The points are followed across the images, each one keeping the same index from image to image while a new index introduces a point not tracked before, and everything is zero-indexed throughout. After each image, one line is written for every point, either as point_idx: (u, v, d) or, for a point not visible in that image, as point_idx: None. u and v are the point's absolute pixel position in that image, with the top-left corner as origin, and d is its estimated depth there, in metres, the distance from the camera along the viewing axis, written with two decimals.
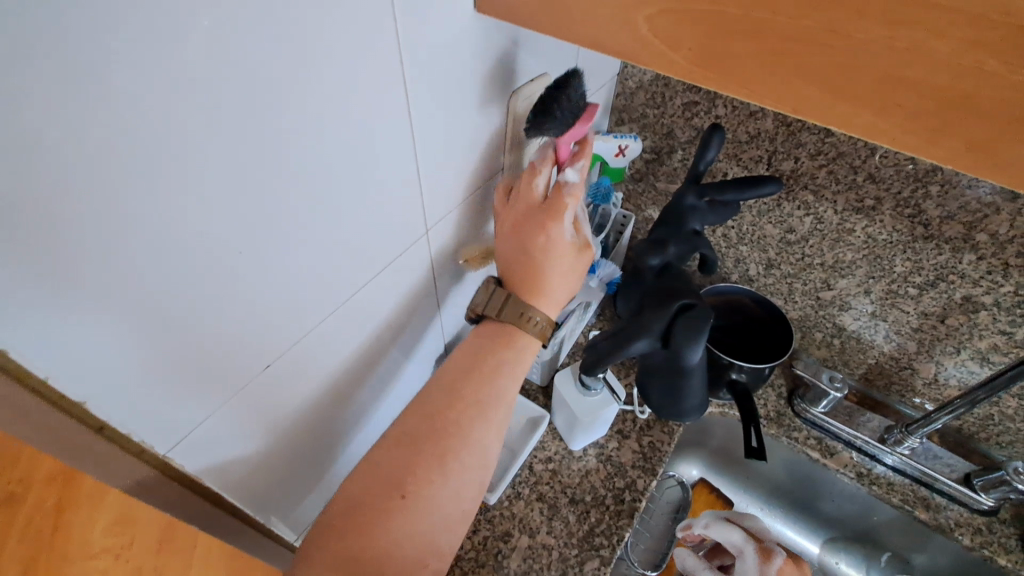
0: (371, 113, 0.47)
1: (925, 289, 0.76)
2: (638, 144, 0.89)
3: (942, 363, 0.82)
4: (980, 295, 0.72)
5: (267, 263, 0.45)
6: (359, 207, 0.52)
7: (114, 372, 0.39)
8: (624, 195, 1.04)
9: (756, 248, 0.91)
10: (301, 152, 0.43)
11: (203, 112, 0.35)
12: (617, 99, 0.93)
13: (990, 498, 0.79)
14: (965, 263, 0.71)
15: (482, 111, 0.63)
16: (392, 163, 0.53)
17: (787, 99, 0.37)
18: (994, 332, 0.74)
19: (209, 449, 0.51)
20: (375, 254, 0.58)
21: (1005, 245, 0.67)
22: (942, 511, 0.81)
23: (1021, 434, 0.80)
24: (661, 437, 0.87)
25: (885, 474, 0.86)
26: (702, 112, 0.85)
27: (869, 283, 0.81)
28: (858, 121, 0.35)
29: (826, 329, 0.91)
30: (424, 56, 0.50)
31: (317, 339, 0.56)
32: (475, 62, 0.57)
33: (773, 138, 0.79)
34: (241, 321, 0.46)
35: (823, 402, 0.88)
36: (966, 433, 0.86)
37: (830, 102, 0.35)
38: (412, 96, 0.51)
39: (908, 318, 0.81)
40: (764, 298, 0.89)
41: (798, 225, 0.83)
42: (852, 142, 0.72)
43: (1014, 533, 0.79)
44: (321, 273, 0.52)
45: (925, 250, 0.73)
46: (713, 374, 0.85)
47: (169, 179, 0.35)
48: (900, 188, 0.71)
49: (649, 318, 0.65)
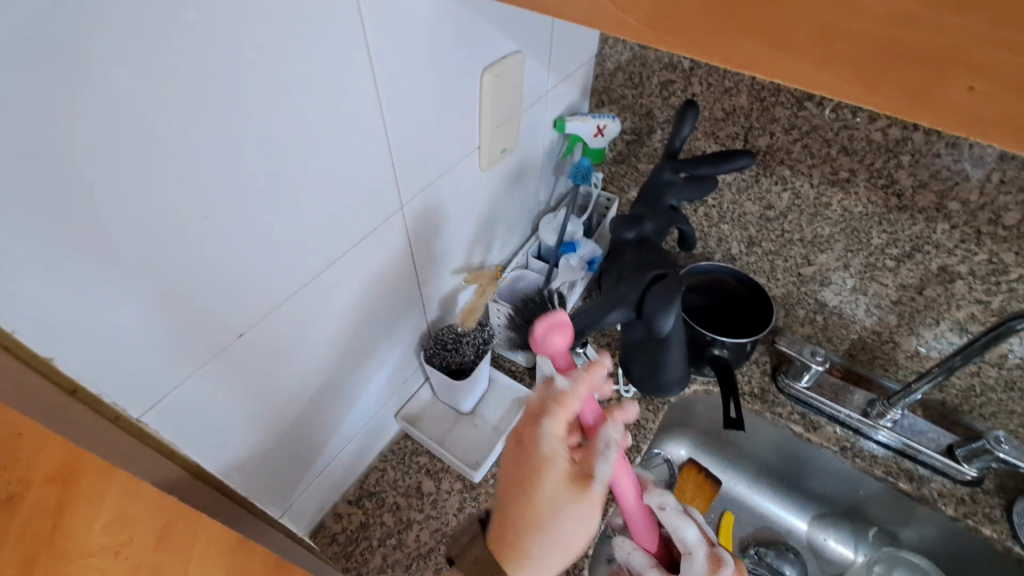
0: (340, 84, 0.49)
1: (902, 260, 0.79)
2: (616, 123, 0.92)
3: (922, 335, 0.83)
4: (955, 264, 0.74)
5: (236, 233, 0.46)
6: (330, 179, 0.53)
7: (85, 337, 0.39)
8: (606, 177, 1.05)
9: (737, 226, 0.93)
10: (268, 121, 0.44)
11: (161, 78, 0.36)
12: (596, 81, 0.95)
13: (973, 468, 0.80)
14: (939, 232, 0.73)
15: (457, 89, 0.64)
16: (365, 136, 0.54)
17: (739, 58, 0.32)
18: (971, 301, 0.76)
19: (194, 418, 0.51)
20: (350, 227, 0.58)
21: (976, 212, 0.69)
22: (926, 482, 0.81)
23: (1003, 404, 0.81)
24: (645, 414, 0.88)
25: (869, 448, 0.85)
26: (678, 90, 0.86)
27: (848, 257, 0.84)
28: (819, 81, 0.30)
29: (808, 306, 0.93)
30: (394, 30, 0.51)
31: (297, 312, 0.56)
32: (447, 39, 0.59)
33: (748, 113, 0.81)
34: (213, 290, 0.46)
35: (806, 375, 0.89)
36: (951, 406, 0.86)
37: (789, 61, 0.30)
38: (380, 69, 0.52)
39: (887, 290, 0.83)
40: (745, 276, 0.91)
41: (776, 201, 0.86)
42: (825, 116, 0.74)
43: (998, 503, 0.79)
44: (299, 244, 0.52)
45: (900, 221, 0.76)
46: (695, 352, 0.84)
47: (127, 144, 0.36)
48: (873, 159, 0.74)
49: (625, 288, 0.67)
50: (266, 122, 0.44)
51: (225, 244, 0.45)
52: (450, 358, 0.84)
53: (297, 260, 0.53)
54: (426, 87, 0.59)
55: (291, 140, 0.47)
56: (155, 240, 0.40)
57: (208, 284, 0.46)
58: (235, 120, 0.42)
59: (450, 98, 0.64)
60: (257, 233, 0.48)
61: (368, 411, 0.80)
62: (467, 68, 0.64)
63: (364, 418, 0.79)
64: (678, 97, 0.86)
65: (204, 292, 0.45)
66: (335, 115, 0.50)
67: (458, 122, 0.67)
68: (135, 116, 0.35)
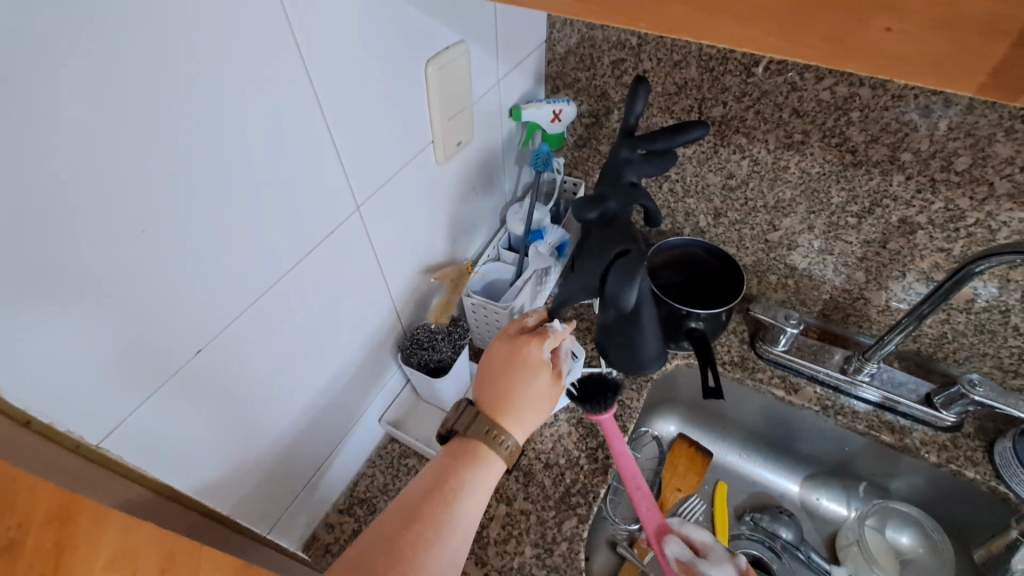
0: (274, 84, 0.48)
1: (863, 216, 0.80)
2: (572, 107, 0.91)
3: (892, 289, 0.85)
4: (915, 215, 0.76)
5: (178, 247, 0.45)
6: (274, 184, 0.52)
7: (22, 363, 0.38)
8: (570, 162, 1.05)
9: (702, 199, 0.94)
10: (200, 128, 0.43)
11: (76, 88, 0.35)
12: (549, 66, 0.95)
13: (951, 413, 0.81)
14: (895, 184, 0.74)
15: (402, 84, 0.64)
16: (308, 138, 0.54)
17: (659, 21, 0.37)
18: (933, 251, 0.77)
19: (155, 441, 0.50)
20: (303, 232, 0.57)
21: (928, 161, 0.70)
22: (908, 432, 0.83)
23: (976, 348, 0.83)
24: (629, 394, 0.89)
25: (850, 404, 0.87)
26: (630, 69, 0.86)
27: (811, 218, 0.84)
28: (725, 31, 0.35)
29: (779, 271, 0.94)
30: (325, 29, 0.51)
31: (258, 323, 0.56)
32: (384, 34, 0.58)
33: (700, 84, 0.81)
34: (159, 308, 0.46)
35: (782, 340, 0.90)
36: (925, 354, 0.88)
37: (698, 16, 0.35)
38: (316, 70, 0.52)
39: (852, 248, 0.84)
40: (714, 247, 0.92)
41: (736, 169, 0.86)
42: (773, 80, 0.75)
43: (979, 445, 0.81)
44: (248, 253, 0.52)
45: (857, 177, 0.77)
46: (672, 326, 0.84)
47: (44, 159, 0.35)
48: (824, 119, 0.74)
49: (589, 267, 0.67)
50: (201, 132, 0.44)
51: (177, 261, 0.45)
52: (427, 357, 0.83)
53: (255, 269, 0.53)
54: (368, 84, 0.59)
55: (228, 146, 0.46)
56: (104, 263, 0.40)
57: (152, 300, 0.45)
58: (172, 133, 0.41)
59: (397, 93, 0.64)
60: (210, 246, 0.48)
61: (349, 417, 0.79)
62: (410, 62, 0.64)
63: (346, 425, 0.79)
64: (630, 75, 0.87)
65: (160, 312, 0.46)
66: (272, 121, 0.49)
67: (409, 117, 0.67)
68: (48, 128, 0.35)
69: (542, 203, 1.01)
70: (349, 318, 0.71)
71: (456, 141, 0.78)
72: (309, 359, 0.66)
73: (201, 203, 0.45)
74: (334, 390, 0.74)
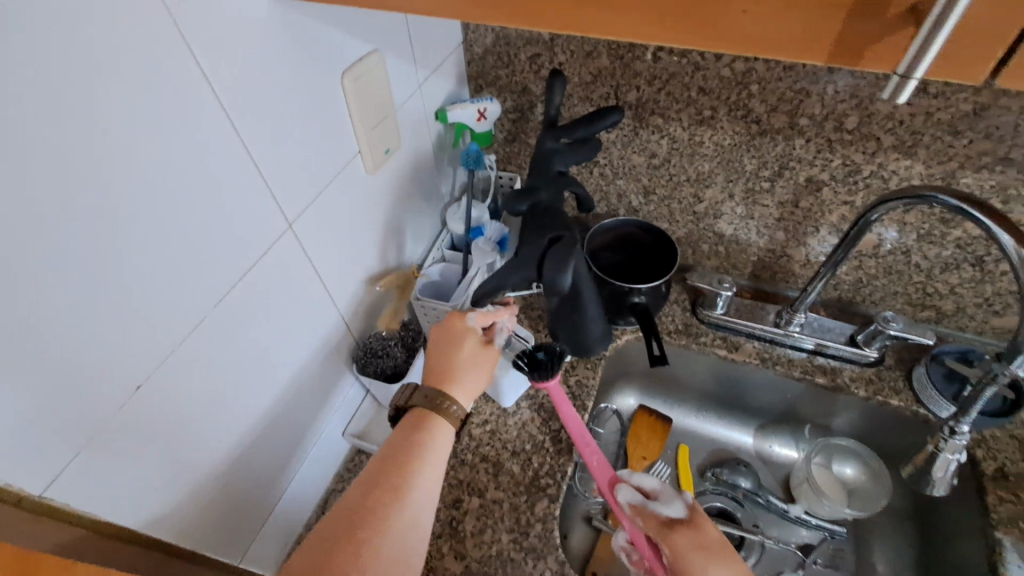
0: (183, 106, 0.46)
1: (775, 180, 0.84)
2: (496, 105, 0.91)
3: (810, 244, 0.90)
4: (819, 173, 0.81)
5: (97, 284, 0.43)
6: (195, 206, 0.50)
7: None
8: (501, 157, 1.05)
9: (631, 179, 0.95)
10: (106, 154, 0.41)
11: None
12: (470, 67, 0.95)
13: (873, 349, 0.88)
14: (798, 147, 0.80)
15: (319, 97, 0.63)
16: (226, 157, 0.52)
17: (556, 19, 0.42)
18: (839, 205, 0.83)
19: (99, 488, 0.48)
20: (230, 255, 0.55)
21: (823, 122, 0.76)
22: (838, 372, 0.89)
23: (887, 289, 0.90)
24: (586, 373, 0.90)
25: (786, 353, 0.92)
26: (545, 63, 0.88)
27: (730, 187, 0.88)
28: (615, 23, 0.40)
29: (709, 240, 0.97)
30: (229, 49, 0.49)
31: (194, 355, 0.54)
32: (291, 50, 0.57)
33: (612, 73, 0.84)
34: (85, 345, 0.43)
35: (720, 303, 0.94)
36: (846, 300, 0.95)
37: (591, 11, 0.40)
38: (224, 91, 0.50)
39: (769, 211, 0.89)
40: (649, 224, 0.94)
41: (657, 148, 0.89)
42: (681, 62, 0.78)
43: (900, 374, 0.88)
44: (175, 282, 0.50)
45: (765, 144, 0.81)
46: (614, 303, 0.87)
47: None
48: (728, 93, 0.79)
49: (524, 254, 0.68)
50: (111, 159, 0.42)
51: (94, 302, 0.43)
52: (383, 365, 0.83)
53: (185, 295, 0.51)
54: (280, 100, 0.57)
55: (141, 173, 0.44)
56: (12, 314, 0.38)
57: (77, 338, 0.42)
58: (79, 164, 0.40)
59: (315, 110, 0.62)
60: (130, 284, 0.45)
61: (310, 438, 0.77)
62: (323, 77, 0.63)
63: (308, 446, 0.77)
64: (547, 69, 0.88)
65: (83, 359, 0.43)
66: (181, 153, 0.47)
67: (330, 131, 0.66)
68: None
69: (478, 200, 1.01)
70: (292, 339, 0.68)
71: (383, 150, 0.77)
72: (257, 386, 0.64)
73: (118, 237, 0.44)
74: (287, 411, 0.71)
